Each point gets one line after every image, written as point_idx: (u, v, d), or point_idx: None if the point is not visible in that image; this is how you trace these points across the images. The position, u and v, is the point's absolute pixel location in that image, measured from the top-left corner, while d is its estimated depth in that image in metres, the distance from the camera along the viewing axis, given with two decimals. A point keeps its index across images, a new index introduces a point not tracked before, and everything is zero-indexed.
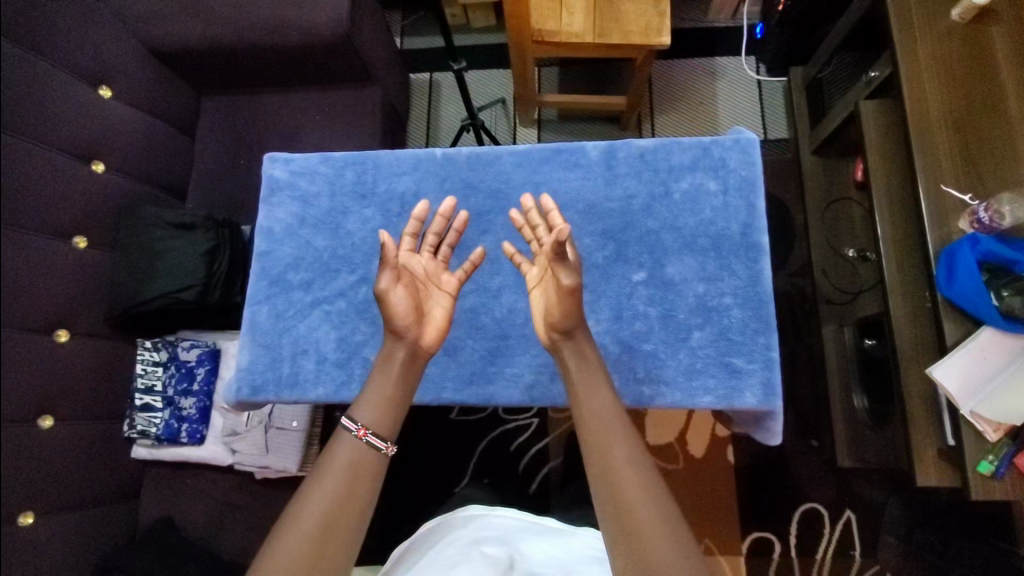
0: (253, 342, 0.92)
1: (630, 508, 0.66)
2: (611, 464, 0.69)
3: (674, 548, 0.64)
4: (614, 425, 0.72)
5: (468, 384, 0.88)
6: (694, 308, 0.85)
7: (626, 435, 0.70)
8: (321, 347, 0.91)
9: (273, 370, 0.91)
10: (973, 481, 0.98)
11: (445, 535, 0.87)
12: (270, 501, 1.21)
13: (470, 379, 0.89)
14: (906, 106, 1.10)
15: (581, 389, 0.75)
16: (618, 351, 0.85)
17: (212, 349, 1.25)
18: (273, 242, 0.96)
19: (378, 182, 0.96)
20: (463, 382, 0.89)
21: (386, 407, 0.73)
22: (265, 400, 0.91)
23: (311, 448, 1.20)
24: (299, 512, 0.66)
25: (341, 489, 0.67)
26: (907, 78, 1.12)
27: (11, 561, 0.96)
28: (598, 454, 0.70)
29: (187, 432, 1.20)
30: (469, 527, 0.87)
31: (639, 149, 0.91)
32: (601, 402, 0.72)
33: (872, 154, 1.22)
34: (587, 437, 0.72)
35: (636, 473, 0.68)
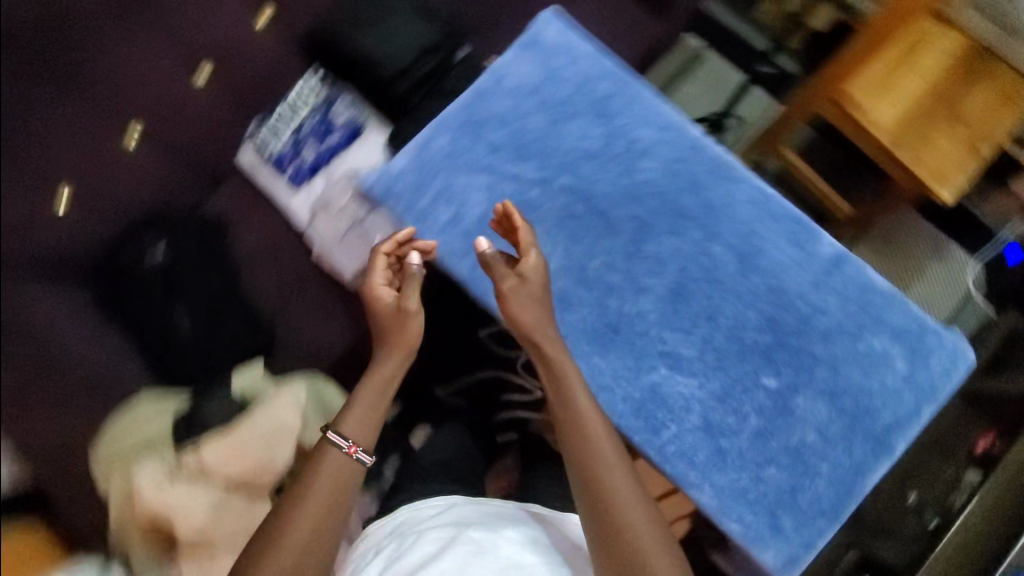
0: (415, 157, 0.88)
1: (612, 509, 0.63)
2: (593, 459, 0.66)
3: (655, 544, 0.62)
4: (593, 419, 0.69)
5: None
6: (789, 449, 0.79)
7: (607, 437, 0.67)
8: (464, 209, 0.86)
9: (412, 194, 0.87)
10: None
11: (419, 521, 0.79)
12: (306, 278, 1.20)
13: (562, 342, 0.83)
14: None
15: (557, 390, 0.71)
16: (697, 425, 0.80)
17: (359, 125, 1.22)
18: (497, 88, 0.89)
19: (624, 114, 0.89)
20: None
21: (371, 424, 0.73)
22: (386, 211, 0.88)
23: (373, 269, 1.16)
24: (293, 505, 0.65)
25: (331, 479, 0.67)
26: None
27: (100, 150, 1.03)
28: (581, 449, 0.67)
29: (291, 172, 1.20)
30: (448, 512, 0.79)
31: (863, 280, 0.84)
32: (586, 402, 0.68)
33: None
34: (568, 434, 0.69)
35: (616, 472, 0.65)
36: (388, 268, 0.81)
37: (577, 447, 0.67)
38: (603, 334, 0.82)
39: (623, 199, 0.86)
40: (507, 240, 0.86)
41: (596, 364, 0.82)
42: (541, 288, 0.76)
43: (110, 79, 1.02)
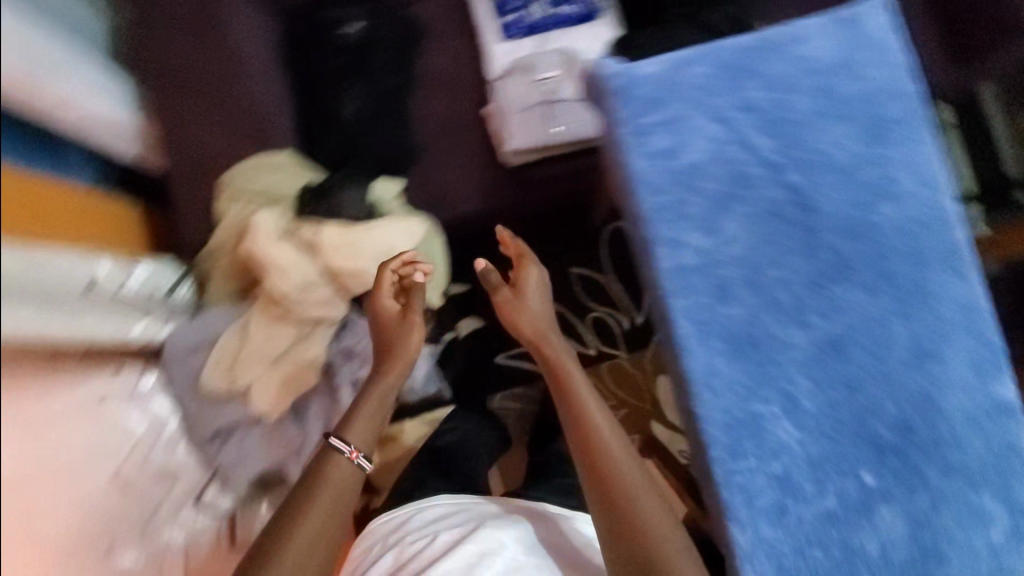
0: (667, 70, 0.80)
1: (609, 474, 0.77)
2: (589, 431, 0.79)
3: (648, 496, 0.76)
4: (586, 394, 0.82)
5: (691, 321, 0.77)
6: (846, 544, 0.75)
7: (602, 411, 0.80)
8: (683, 147, 0.79)
9: (643, 103, 0.80)
10: None
11: (419, 522, 0.89)
12: (466, 124, 1.17)
13: (699, 325, 0.77)
14: None
15: (575, 404, 0.81)
16: (775, 472, 0.75)
17: (594, 11, 1.15)
18: (786, 49, 0.80)
19: (892, 146, 0.80)
20: (694, 318, 0.77)
21: (380, 403, 0.79)
22: (606, 105, 0.81)
23: (537, 153, 1.11)
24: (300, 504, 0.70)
25: (338, 486, 0.72)
26: None
27: None
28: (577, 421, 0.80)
29: (508, 22, 1.15)
30: (448, 516, 0.89)
31: (1016, 440, 0.78)
32: (599, 411, 0.80)
33: None
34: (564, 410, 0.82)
35: (611, 439, 0.79)
36: (393, 283, 0.86)
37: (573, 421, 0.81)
38: (742, 341, 0.77)
39: (839, 226, 0.78)
40: (704, 199, 0.79)
41: (718, 365, 0.76)
42: (535, 299, 0.90)
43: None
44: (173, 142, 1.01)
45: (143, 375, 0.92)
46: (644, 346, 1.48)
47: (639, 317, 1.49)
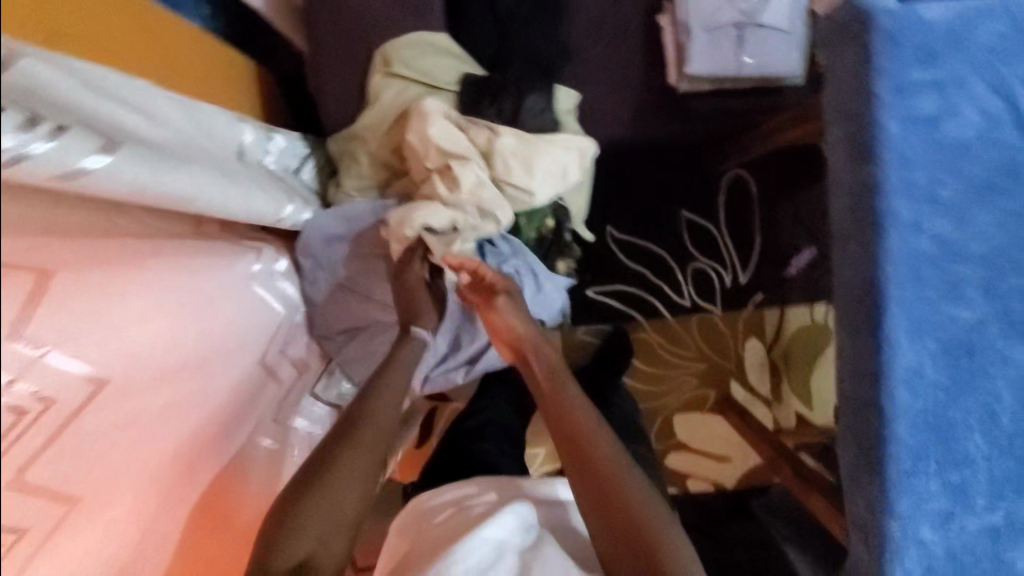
0: (954, 18, 0.66)
1: (602, 475, 0.71)
2: (580, 431, 0.75)
3: (647, 498, 0.70)
4: (581, 402, 0.79)
5: (912, 317, 0.69)
6: (1000, 558, 0.74)
7: (586, 408, 0.78)
8: (952, 116, 0.67)
9: (916, 53, 0.67)
10: None
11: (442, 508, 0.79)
12: (629, 26, 1.01)
13: (917, 324, 0.69)
14: None
15: (561, 412, 0.79)
16: (950, 485, 0.72)
17: None
18: None
19: None
20: (913, 316, 0.69)
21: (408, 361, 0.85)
22: (875, 44, 0.67)
23: (712, 83, 0.98)
24: (356, 435, 0.74)
25: (383, 425, 0.77)
26: None
27: None
28: (567, 422, 0.77)
29: None
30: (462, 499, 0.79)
31: None
32: (586, 414, 0.78)
33: None
34: (559, 412, 0.79)
35: (606, 446, 0.74)
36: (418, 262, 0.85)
37: (562, 421, 0.78)
38: (958, 349, 0.70)
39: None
40: (960, 182, 0.67)
41: (926, 365, 0.69)
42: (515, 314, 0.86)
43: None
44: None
45: (279, 258, 0.85)
46: (741, 307, 1.42)
47: (743, 276, 1.41)
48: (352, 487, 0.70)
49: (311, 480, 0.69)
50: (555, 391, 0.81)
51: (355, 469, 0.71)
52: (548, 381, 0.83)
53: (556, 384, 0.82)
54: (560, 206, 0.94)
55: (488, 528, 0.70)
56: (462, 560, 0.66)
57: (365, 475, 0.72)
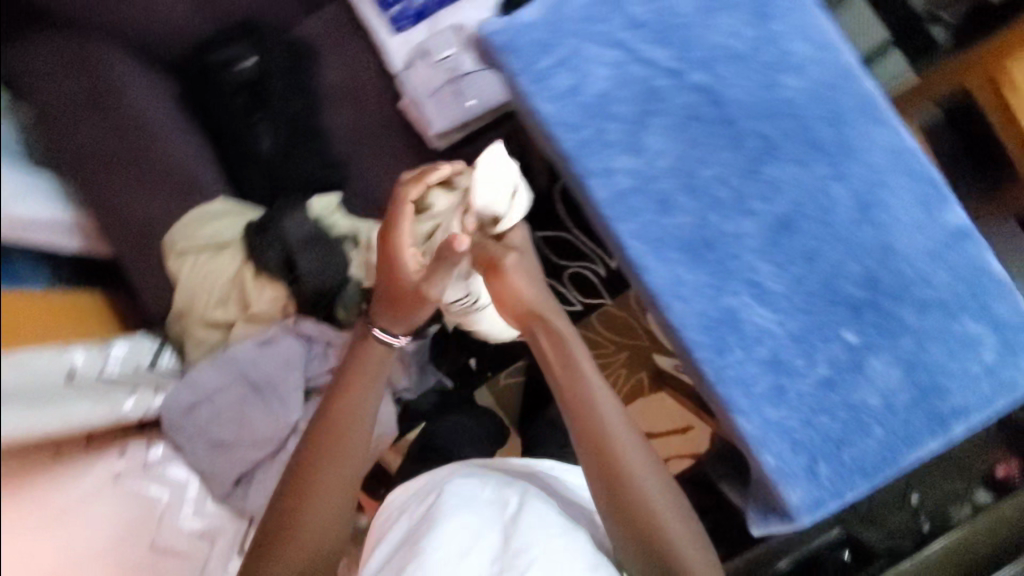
0: (546, 13, 0.82)
1: (627, 484, 0.69)
2: (609, 438, 0.70)
3: (668, 500, 0.69)
4: (612, 403, 0.73)
5: (648, 240, 0.77)
6: (850, 403, 0.77)
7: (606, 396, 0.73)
8: (586, 79, 0.81)
9: (534, 51, 0.81)
10: None
11: (422, 494, 0.82)
12: (390, 114, 1.23)
13: (651, 241, 0.77)
14: None
15: (582, 405, 0.72)
16: (764, 358, 0.77)
17: None
18: None
19: (781, 21, 0.80)
20: (644, 236, 0.77)
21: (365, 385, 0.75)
22: (501, 62, 0.82)
23: (460, 130, 1.15)
24: (317, 433, 0.72)
25: (356, 403, 0.73)
26: None
27: None
28: (594, 424, 0.71)
29: (394, 12, 1.20)
30: (434, 482, 0.83)
31: (978, 262, 0.79)
32: (608, 402, 0.72)
33: None
34: (586, 412, 0.72)
35: (632, 450, 0.71)
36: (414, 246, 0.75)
37: (589, 422, 0.72)
38: (697, 244, 0.78)
39: (756, 102, 0.79)
40: (621, 123, 0.80)
41: (681, 273, 0.77)
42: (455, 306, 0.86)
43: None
44: (114, 217, 1.04)
45: (149, 447, 0.94)
46: (624, 289, 1.50)
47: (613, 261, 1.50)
48: (335, 476, 0.69)
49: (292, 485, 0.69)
50: (578, 382, 0.74)
51: (331, 459, 0.70)
52: (558, 367, 0.75)
53: (569, 369, 0.74)
54: (363, 286, 1.01)
55: (472, 498, 0.78)
56: (438, 546, 0.69)
57: (350, 459, 0.71)
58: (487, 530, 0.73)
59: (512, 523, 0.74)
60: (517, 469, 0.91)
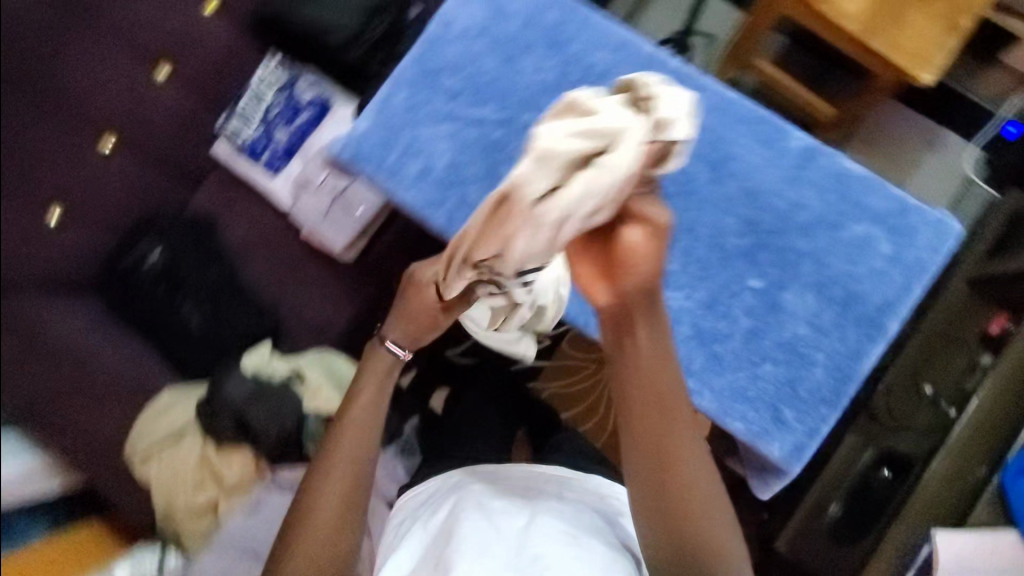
0: (377, 117, 0.90)
1: (691, 516, 0.56)
2: (675, 452, 0.56)
3: (718, 518, 0.57)
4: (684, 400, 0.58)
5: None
6: (784, 343, 0.80)
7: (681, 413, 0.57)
8: (433, 158, 0.88)
9: (379, 153, 0.89)
10: None
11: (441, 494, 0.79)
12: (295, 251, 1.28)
13: None
14: None
15: (656, 418, 0.56)
16: (689, 334, 0.80)
17: (324, 101, 1.27)
18: (445, 36, 0.90)
19: (575, 42, 0.88)
20: None
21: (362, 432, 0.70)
22: (357, 172, 0.90)
23: (363, 236, 1.21)
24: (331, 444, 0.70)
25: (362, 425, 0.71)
26: None
27: (84, 169, 1.19)
28: (644, 423, 0.57)
29: (266, 157, 1.28)
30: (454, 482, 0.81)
31: (839, 167, 0.82)
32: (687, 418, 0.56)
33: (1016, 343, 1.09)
34: (633, 410, 0.57)
35: (692, 456, 0.57)
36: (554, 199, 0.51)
37: (643, 421, 0.57)
38: None
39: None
40: (477, 184, 0.87)
41: None
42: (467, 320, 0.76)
43: (96, 97, 1.18)
44: (87, 448, 1.08)
45: None
46: None
47: None
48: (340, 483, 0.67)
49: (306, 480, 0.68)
50: (640, 375, 0.57)
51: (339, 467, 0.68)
52: (641, 371, 0.56)
53: (653, 379, 0.56)
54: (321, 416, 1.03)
55: (486, 498, 0.75)
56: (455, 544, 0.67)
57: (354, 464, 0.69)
58: (498, 524, 0.70)
59: (528, 528, 0.69)
60: (529, 476, 0.85)
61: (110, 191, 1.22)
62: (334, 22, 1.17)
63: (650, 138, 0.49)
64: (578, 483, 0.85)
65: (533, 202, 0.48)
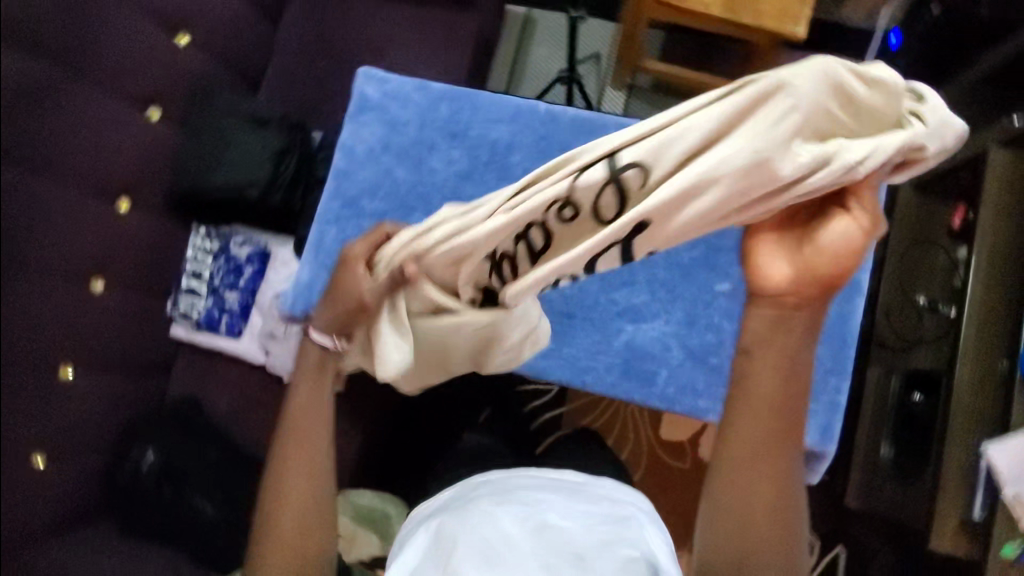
0: (316, 262, 0.91)
1: (760, 530, 0.65)
2: (761, 463, 0.65)
3: (765, 531, 0.65)
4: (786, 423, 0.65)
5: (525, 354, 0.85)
6: None
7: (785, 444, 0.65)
8: None
9: None
10: (941, 529, 1.05)
11: (452, 505, 0.71)
12: None
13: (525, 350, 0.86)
14: (992, 193, 1.14)
15: (762, 439, 0.65)
16: (682, 357, 0.82)
17: (262, 250, 1.29)
18: (352, 164, 0.92)
19: (474, 126, 0.91)
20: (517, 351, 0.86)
21: (313, 401, 0.82)
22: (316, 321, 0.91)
23: (344, 365, 1.19)
24: (289, 422, 0.81)
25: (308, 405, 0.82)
26: (996, 176, 1.15)
27: (58, 411, 1.05)
28: (744, 444, 0.65)
29: (226, 323, 1.28)
30: (469, 493, 0.72)
31: None
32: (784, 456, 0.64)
33: (983, 233, 1.13)
34: (740, 435, 0.65)
35: (765, 467, 0.65)
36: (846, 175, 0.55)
37: (744, 439, 0.65)
38: (559, 323, 0.85)
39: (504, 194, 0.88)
40: None
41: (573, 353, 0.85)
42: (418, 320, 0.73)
43: (33, 353, 0.98)
44: None
45: None
46: None
47: None
48: (299, 473, 0.79)
49: (276, 455, 0.81)
50: (754, 397, 0.65)
51: (296, 458, 0.80)
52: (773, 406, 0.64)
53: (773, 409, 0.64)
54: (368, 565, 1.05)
55: (489, 500, 0.68)
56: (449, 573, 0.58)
57: (306, 447, 0.80)
58: (505, 521, 0.63)
59: (537, 528, 0.63)
60: (535, 480, 0.74)
61: (73, 422, 1.09)
62: (244, 181, 1.20)
63: (909, 147, 0.54)
64: (602, 489, 0.75)
65: (764, 141, 0.53)
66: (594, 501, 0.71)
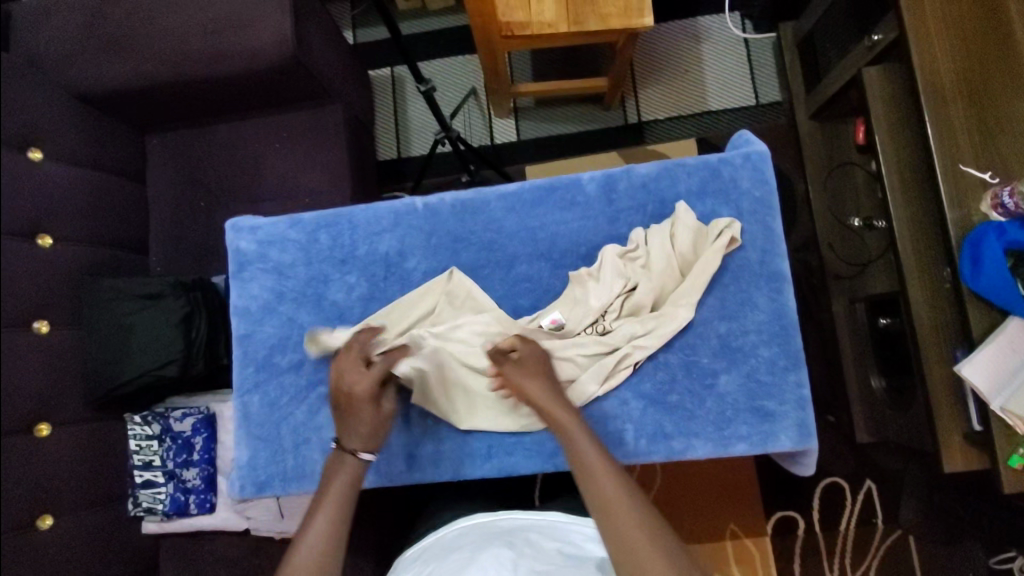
0: (249, 436, 0.91)
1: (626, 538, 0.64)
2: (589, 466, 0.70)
3: (646, 536, 0.65)
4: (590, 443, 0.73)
5: (491, 458, 0.87)
6: (719, 351, 0.86)
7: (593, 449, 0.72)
8: (324, 435, 0.90)
9: (276, 464, 0.90)
10: (949, 448, 1.05)
11: (455, 540, 0.76)
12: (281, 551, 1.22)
13: (490, 453, 0.88)
14: (880, 107, 1.14)
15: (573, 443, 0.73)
16: (644, 406, 0.85)
17: (206, 415, 1.21)
18: (252, 327, 0.93)
19: (363, 247, 0.94)
20: (483, 456, 0.88)
21: (330, 533, 0.71)
22: (271, 495, 0.91)
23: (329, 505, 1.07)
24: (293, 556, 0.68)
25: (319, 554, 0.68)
26: (879, 89, 1.14)
27: None
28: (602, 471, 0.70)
29: (195, 503, 1.19)
30: (473, 534, 0.76)
31: (640, 177, 0.91)
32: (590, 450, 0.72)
33: (886, 148, 1.12)
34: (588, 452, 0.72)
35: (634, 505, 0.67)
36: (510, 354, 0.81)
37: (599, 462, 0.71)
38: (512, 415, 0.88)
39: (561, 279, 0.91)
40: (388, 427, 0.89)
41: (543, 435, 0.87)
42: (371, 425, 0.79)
43: None
44: None
45: None
46: None
47: None
48: None
49: None
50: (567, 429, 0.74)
51: None
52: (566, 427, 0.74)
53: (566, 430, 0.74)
54: None
55: (479, 543, 0.72)
56: None
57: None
58: (490, 558, 0.68)
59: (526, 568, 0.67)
60: (528, 523, 0.78)
61: None
62: (159, 363, 1.12)
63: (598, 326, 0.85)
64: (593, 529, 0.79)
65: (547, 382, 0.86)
66: (581, 550, 0.75)
